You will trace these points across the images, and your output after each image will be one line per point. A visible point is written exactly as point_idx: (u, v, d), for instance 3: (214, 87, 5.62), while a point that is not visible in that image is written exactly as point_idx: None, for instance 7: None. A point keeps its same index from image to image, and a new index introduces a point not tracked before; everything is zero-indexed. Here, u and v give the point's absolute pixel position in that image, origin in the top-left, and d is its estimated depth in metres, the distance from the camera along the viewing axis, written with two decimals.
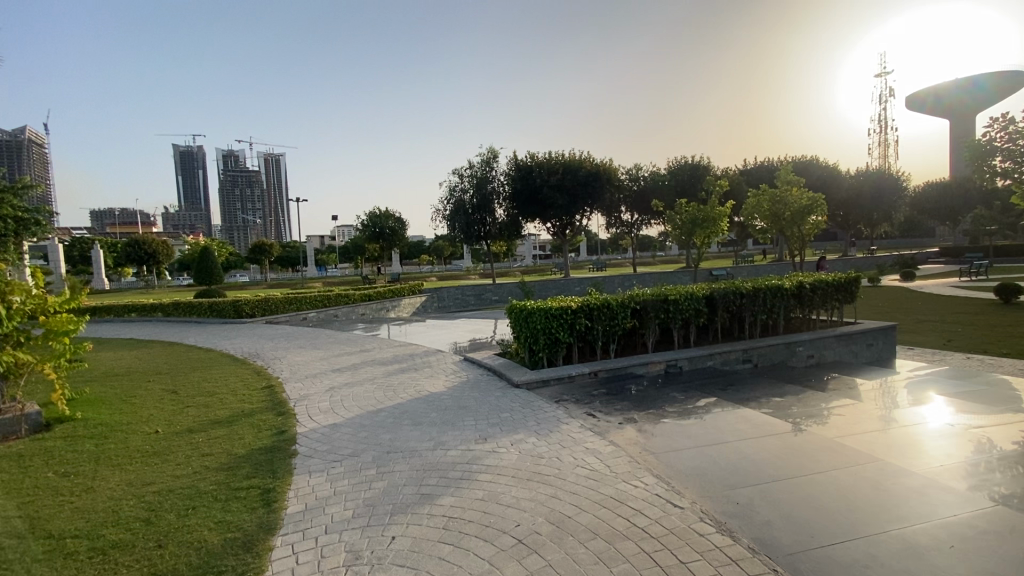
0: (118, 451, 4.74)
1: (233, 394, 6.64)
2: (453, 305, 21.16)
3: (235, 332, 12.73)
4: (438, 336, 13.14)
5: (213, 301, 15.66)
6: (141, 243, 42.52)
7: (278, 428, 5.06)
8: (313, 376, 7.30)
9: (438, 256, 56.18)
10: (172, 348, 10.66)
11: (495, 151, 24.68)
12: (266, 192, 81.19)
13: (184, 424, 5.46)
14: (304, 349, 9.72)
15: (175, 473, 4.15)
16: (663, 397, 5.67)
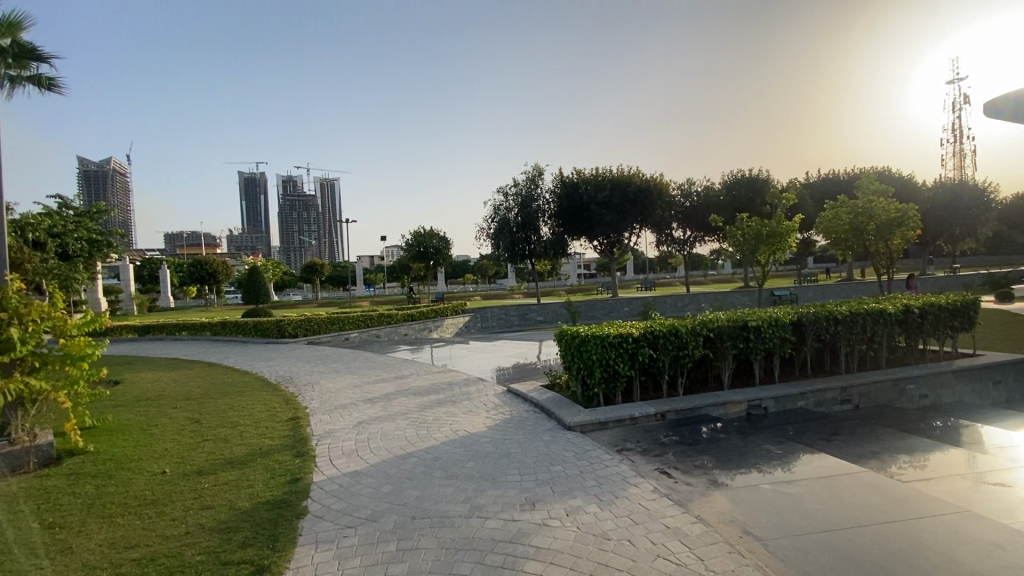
0: (118, 495, 4.05)
1: (256, 427, 6.02)
2: (497, 325, 20.43)
3: (276, 353, 12.42)
4: (480, 359, 12.38)
5: (258, 320, 15.61)
6: (204, 263, 44.64)
7: (293, 475, 4.35)
8: (343, 407, 6.64)
9: (483, 276, 55.95)
10: (210, 369, 10.38)
11: (541, 168, 24.07)
12: (320, 216, 84.55)
13: (196, 465, 4.78)
14: (340, 375, 9.17)
15: (165, 531, 3.43)
16: (752, 450, 4.59)
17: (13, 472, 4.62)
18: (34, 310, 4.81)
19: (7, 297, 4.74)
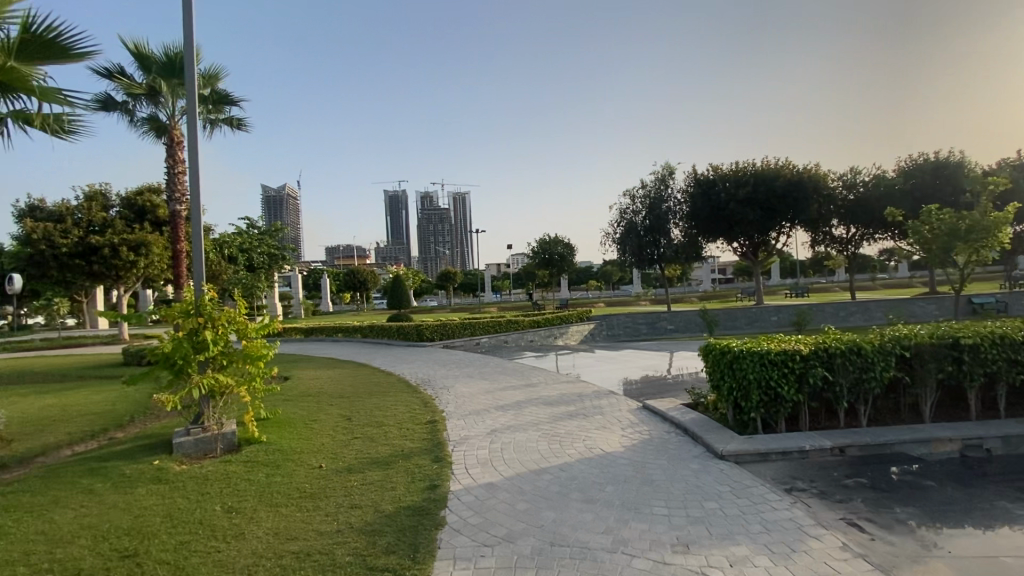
0: (284, 486, 4.40)
1: (397, 428, 6.30)
2: (625, 333, 19.63)
3: (415, 356, 13.24)
4: (610, 369, 11.88)
5: (400, 325, 16.89)
6: (356, 273, 50.14)
7: (431, 481, 4.38)
8: (476, 414, 6.71)
9: (608, 283, 54.75)
10: (360, 369, 11.40)
11: (672, 168, 22.71)
12: (453, 228, 90.28)
13: (347, 461, 5.04)
14: (472, 380, 9.38)
15: (321, 525, 3.59)
16: (978, 505, 3.55)
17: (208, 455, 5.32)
18: (224, 316, 5.57)
19: (204, 306, 5.54)
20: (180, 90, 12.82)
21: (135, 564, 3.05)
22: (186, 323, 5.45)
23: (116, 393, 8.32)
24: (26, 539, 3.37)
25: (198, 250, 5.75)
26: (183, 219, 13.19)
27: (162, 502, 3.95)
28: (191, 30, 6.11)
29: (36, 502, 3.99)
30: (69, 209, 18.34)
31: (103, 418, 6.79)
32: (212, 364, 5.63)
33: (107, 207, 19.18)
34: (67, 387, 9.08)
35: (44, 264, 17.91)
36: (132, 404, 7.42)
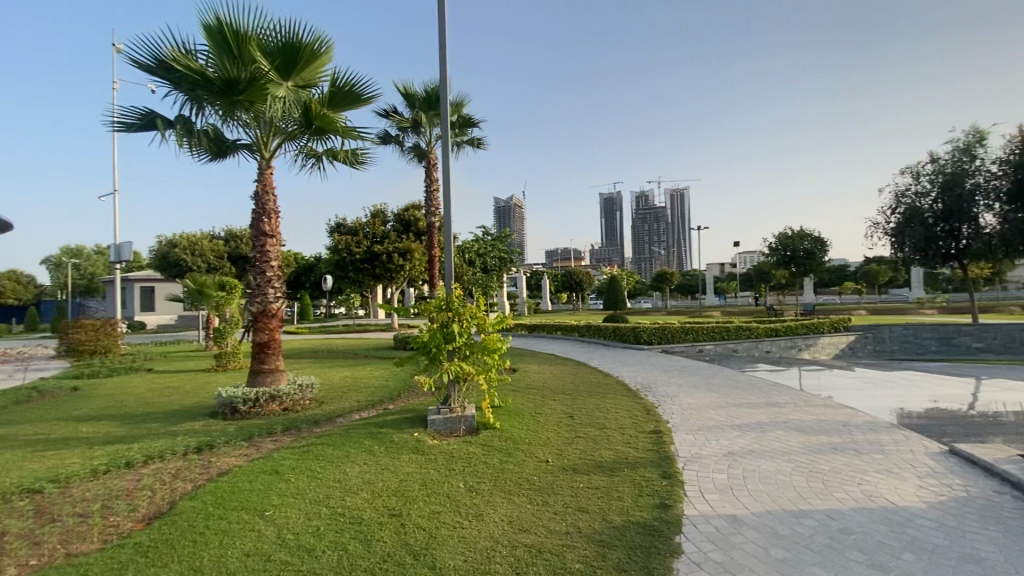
0: (515, 471, 4.57)
1: (621, 431, 6.04)
2: (901, 350, 15.53)
3: (633, 359, 12.84)
4: (883, 394, 9.43)
5: (618, 326, 16.64)
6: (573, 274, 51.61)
7: (661, 500, 4.00)
8: (708, 430, 6.03)
9: (869, 286, 44.59)
10: (580, 367, 11.55)
11: (983, 133, 17.07)
12: (670, 226, 86.03)
13: (572, 458, 5.01)
14: (699, 391, 8.55)
15: (551, 524, 3.57)
16: None
17: (454, 432, 5.89)
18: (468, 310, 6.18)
19: (452, 301, 6.24)
20: (435, 119, 15.29)
21: (399, 524, 3.48)
22: (438, 316, 6.22)
23: (388, 372, 10.18)
24: (328, 485, 4.24)
25: (449, 253, 6.54)
26: (437, 228, 16.23)
27: (418, 472, 4.53)
28: (444, 63, 7.03)
29: (337, 455, 5.03)
30: (360, 225, 23.39)
31: (379, 391, 8.33)
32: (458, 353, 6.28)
33: (384, 222, 23.73)
34: (357, 364, 11.52)
35: (346, 268, 23.36)
36: (398, 382, 8.94)
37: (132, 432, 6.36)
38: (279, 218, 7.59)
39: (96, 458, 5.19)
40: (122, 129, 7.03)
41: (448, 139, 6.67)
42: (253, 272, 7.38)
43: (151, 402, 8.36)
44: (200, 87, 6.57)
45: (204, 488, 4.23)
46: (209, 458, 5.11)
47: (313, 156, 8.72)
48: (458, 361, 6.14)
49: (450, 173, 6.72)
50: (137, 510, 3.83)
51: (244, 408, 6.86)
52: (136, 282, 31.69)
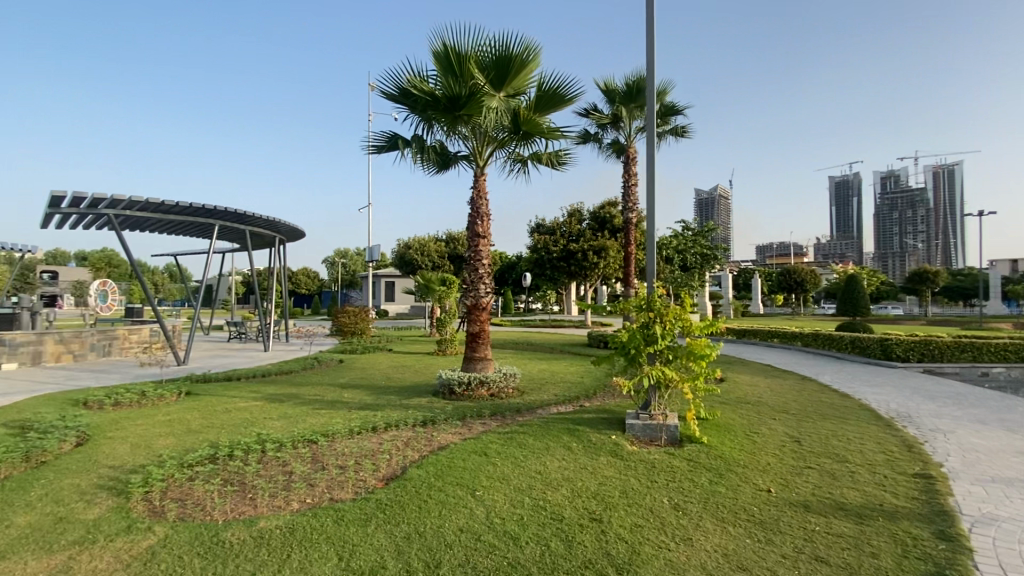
0: (729, 495, 4.03)
1: (871, 467, 4.84)
2: None
3: (881, 378, 10.38)
4: None
5: (856, 335, 13.72)
6: (792, 273, 44.47)
7: (941, 571, 3.02)
8: (1013, 487, 4.42)
9: None
10: (804, 381, 9.84)
11: None
12: (934, 212, 67.82)
13: (802, 490, 4.20)
14: (989, 429, 6.41)
15: (778, 569, 2.99)
16: None
17: (654, 442, 5.49)
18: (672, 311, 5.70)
19: (654, 301, 5.84)
20: (636, 112, 14.91)
21: (600, 531, 3.35)
22: (639, 316, 5.90)
23: (585, 369, 10.22)
24: (530, 475, 4.37)
25: (651, 248, 6.04)
26: (634, 225, 15.80)
27: (618, 478, 4.35)
28: (651, 52, 6.68)
29: (538, 446, 5.19)
30: (558, 224, 24.15)
31: (576, 387, 8.40)
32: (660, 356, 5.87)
33: (581, 220, 24.07)
34: (555, 358, 11.88)
35: (545, 266, 24.46)
36: (595, 380, 8.88)
37: (376, 401, 7.67)
38: (490, 221, 8.23)
39: (352, 420, 6.38)
40: (374, 150, 8.49)
41: (653, 126, 6.21)
42: (468, 269, 8.16)
43: (390, 378, 10.00)
44: (429, 107, 7.50)
45: (427, 459, 4.80)
46: (432, 432, 5.81)
47: (519, 161, 9.24)
48: (660, 365, 5.73)
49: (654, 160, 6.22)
50: (378, 469, 4.54)
51: (459, 390, 7.63)
52: (382, 277, 38.75)
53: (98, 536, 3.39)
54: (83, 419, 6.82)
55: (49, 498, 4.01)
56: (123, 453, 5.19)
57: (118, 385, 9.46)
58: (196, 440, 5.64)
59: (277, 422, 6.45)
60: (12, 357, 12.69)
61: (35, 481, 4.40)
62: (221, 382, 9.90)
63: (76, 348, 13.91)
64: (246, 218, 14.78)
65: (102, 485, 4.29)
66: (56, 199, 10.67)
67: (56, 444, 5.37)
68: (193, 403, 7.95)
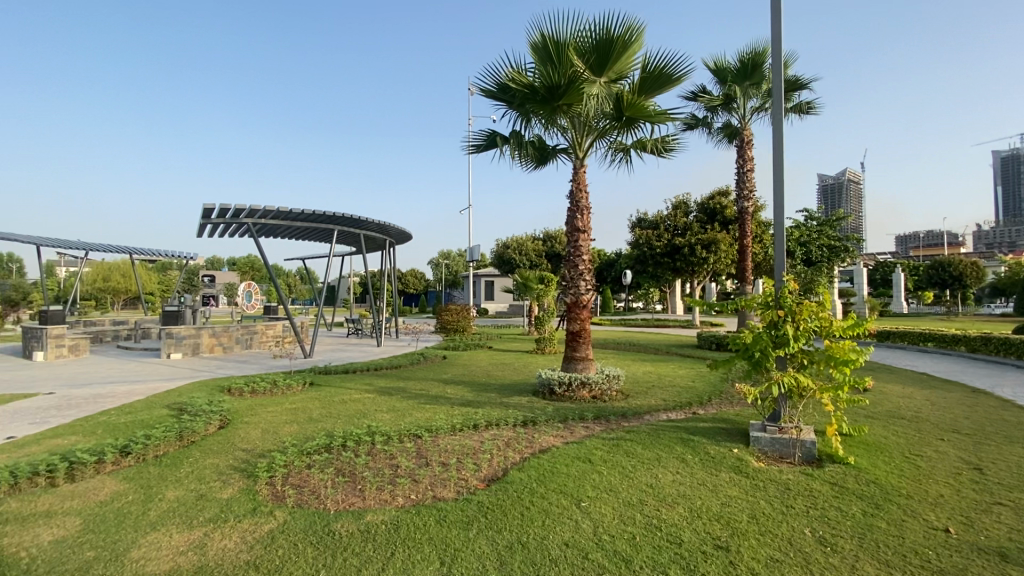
0: (891, 531, 3.33)
1: None
2: None
3: None
4: None
5: None
6: (946, 265, 38.14)
7: None
8: None
9: None
10: (975, 393, 8.15)
11: None
12: None
13: (994, 533, 3.33)
14: None
15: None
16: None
17: (784, 459, 4.79)
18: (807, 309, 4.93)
19: (784, 297, 5.11)
20: (751, 90, 13.61)
21: (727, 563, 2.90)
22: (766, 315, 5.21)
23: (696, 372, 9.43)
24: (641, 488, 4.00)
25: (779, 237, 5.26)
26: (750, 214, 14.44)
27: (744, 500, 3.83)
28: (776, 15, 5.88)
29: (648, 455, 4.80)
30: (662, 218, 22.90)
31: (687, 393, 7.75)
32: (792, 361, 5.13)
33: (686, 213, 22.63)
34: (661, 360, 11.16)
35: (647, 262, 23.36)
36: (708, 385, 8.12)
37: (478, 398, 7.72)
38: (590, 214, 7.88)
39: (455, 416, 6.43)
40: (473, 150, 8.55)
41: (779, 95, 5.40)
42: (567, 265, 7.89)
43: (491, 375, 10.06)
44: (528, 100, 7.36)
45: (529, 461, 4.63)
46: (533, 432, 5.64)
47: (622, 151, 8.76)
48: (792, 372, 5.00)
49: (780, 135, 5.39)
50: (480, 469, 4.44)
51: (560, 391, 7.39)
52: (482, 276, 39.82)
53: (228, 516, 3.66)
54: (227, 404, 7.66)
55: (193, 476, 4.46)
56: (254, 437, 5.68)
57: (256, 375, 10.60)
58: (316, 428, 6.04)
59: (386, 414, 6.71)
60: (178, 347, 14.88)
61: (184, 459, 4.95)
62: (340, 374, 10.67)
63: (225, 340, 15.95)
64: (360, 223, 15.90)
65: (236, 466, 4.71)
66: (207, 210, 12.27)
67: (203, 425, 6.05)
68: (315, 393, 8.62)
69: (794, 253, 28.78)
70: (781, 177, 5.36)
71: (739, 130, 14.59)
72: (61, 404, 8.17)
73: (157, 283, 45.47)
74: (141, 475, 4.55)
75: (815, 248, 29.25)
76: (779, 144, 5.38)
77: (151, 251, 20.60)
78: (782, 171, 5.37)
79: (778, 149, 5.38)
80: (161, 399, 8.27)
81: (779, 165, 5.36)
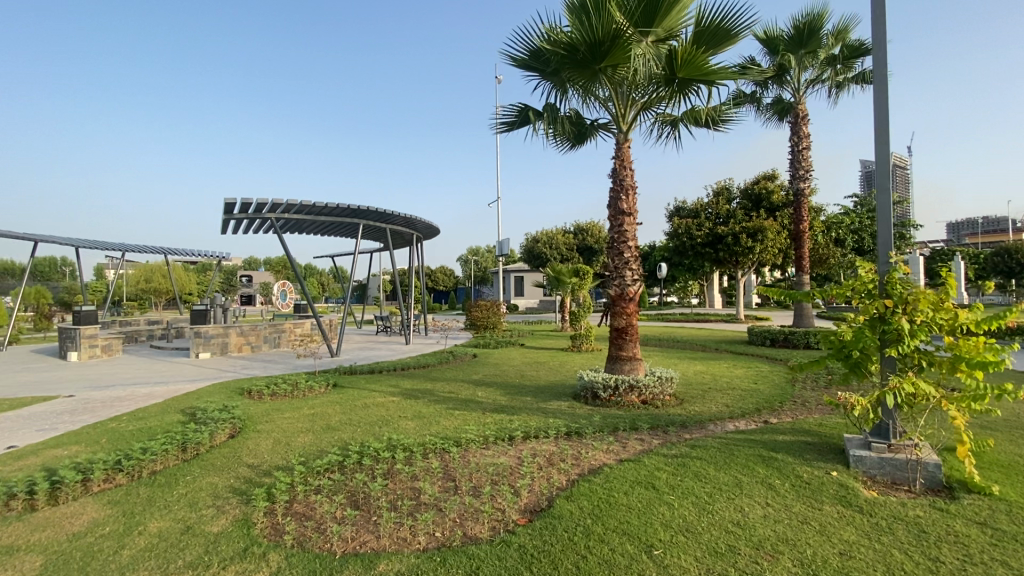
0: None
1: None
2: None
3: None
4: None
5: None
6: (1014, 253, 35.14)
7: None
8: None
9: None
10: None
11: None
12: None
13: None
14: None
15: None
16: None
17: (901, 487, 3.82)
18: (926, 299, 3.92)
19: (893, 285, 4.11)
20: (807, 58, 12.34)
21: None
22: (868, 308, 4.21)
23: (755, 372, 8.43)
24: (727, 529, 3.15)
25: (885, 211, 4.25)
26: (807, 197, 13.13)
27: (871, 550, 2.92)
28: None
29: (725, 481, 3.91)
30: (703, 206, 21.62)
31: (750, 397, 6.78)
32: (904, 365, 4.14)
33: (730, 200, 21.29)
34: (712, 358, 10.15)
35: (686, 253, 22.08)
36: (774, 389, 7.12)
37: (512, 402, 6.94)
38: (635, 195, 6.96)
39: (487, 425, 5.66)
40: (504, 128, 7.74)
41: (880, 37, 4.39)
42: (611, 254, 6.98)
43: (525, 376, 9.27)
44: (565, 62, 6.47)
45: (579, 488, 3.80)
46: (579, 447, 4.81)
47: (670, 124, 7.80)
48: (907, 377, 3.99)
49: (884, 85, 4.37)
50: (520, 498, 3.64)
51: (605, 395, 6.53)
52: (512, 272, 39.06)
53: (213, 559, 2.98)
54: (242, 408, 7.11)
55: (184, 502, 3.81)
56: (263, 450, 5.05)
57: (278, 376, 10.10)
58: (332, 439, 5.35)
59: (411, 422, 6.00)
60: (206, 347, 14.67)
61: (180, 477, 4.32)
62: (365, 374, 10.06)
63: (254, 340, 15.69)
64: (387, 217, 15.34)
65: (235, 488, 4.04)
66: (229, 204, 11.89)
67: (210, 435, 5.45)
68: (337, 396, 8.01)
69: (844, 242, 26.92)
70: (889, 141, 4.32)
71: (793, 104, 13.30)
72: (77, 408, 7.79)
73: (195, 283, 46.55)
74: (128, 500, 3.92)
75: (868, 235, 27.30)
76: (882, 98, 4.37)
77: (183, 250, 20.68)
78: (889, 133, 4.33)
79: (881, 108, 4.37)
80: (178, 402, 7.81)
81: (885, 127, 4.32)
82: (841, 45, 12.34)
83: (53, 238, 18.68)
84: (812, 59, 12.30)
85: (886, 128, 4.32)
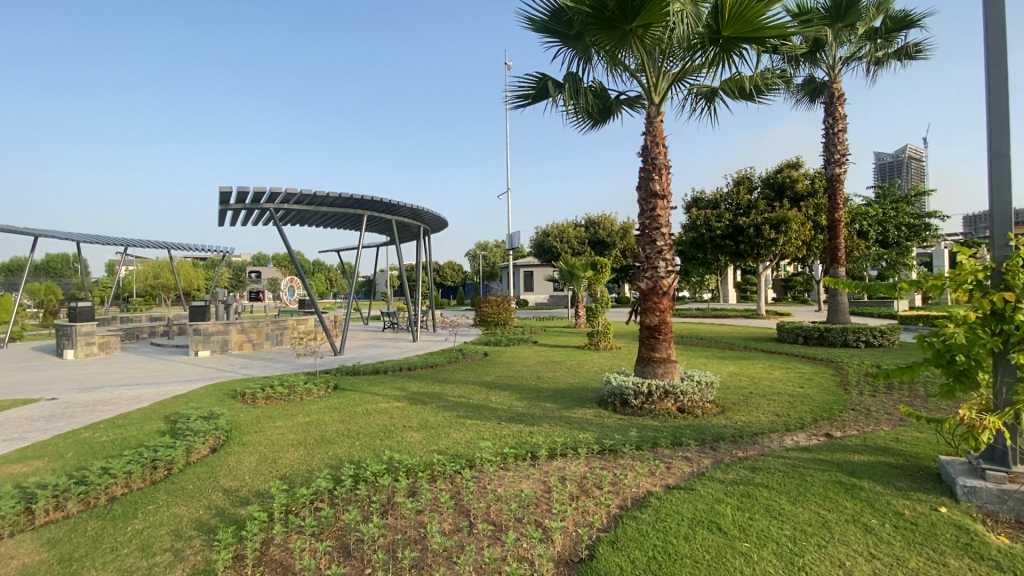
0: None
1: None
2: None
3: None
4: None
5: None
6: None
7: None
8: None
9: None
10: None
11: None
12: None
13: None
14: None
15: None
16: None
17: None
18: None
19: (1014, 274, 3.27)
20: (844, 32, 11.38)
21: None
22: (980, 304, 3.37)
23: (796, 375, 7.59)
24: None
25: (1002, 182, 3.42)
26: (842, 182, 12.18)
27: None
28: None
29: (808, 522, 3.13)
30: (722, 197, 20.66)
31: (801, 405, 5.97)
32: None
33: (751, 190, 20.32)
34: (744, 358, 9.32)
35: (704, 246, 21.14)
36: (826, 396, 6.30)
37: (530, 409, 6.17)
38: (670, 175, 6.15)
39: (505, 438, 4.89)
40: (520, 102, 6.94)
41: None
42: (641, 242, 6.16)
43: (542, 377, 8.48)
44: (590, 22, 5.62)
45: (625, 529, 3.05)
46: (616, 469, 4.04)
47: (706, 96, 6.96)
48: None
49: (999, 25, 3.53)
50: (551, 544, 2.90)
51: (636, 403, 5.75)
52: (522, 267, 38.25)
53: None
54: (232, 415, 6.40)
55: (135, 544, 3.08)
56: (245, 470, 4.31)
57: (276, 376, 9.41)
58: (325, 456, 4.62)
59: (416, 434, 5.25)
60: (206, 344, 14.06)
61: (141, 508, 3.59)
62: (368, 375, 9.34)
63: (255, 337, 15.07)
64: (392, 208, 14.60)
65: (203, 524, 3.31)
66: (225, 193, 11.21)
67: (188, 449, 4.74)
68: (337, 400, 7.30)
69: (868, 234, 25.87)
70: (1005, 96, 3.49)
71: (827, 84, 12.34)
72: (56, 413, 7.13)
73: (203, 279, 46.23)
74: (71, 539, 3.20)
75: (892, 227, 26.22)
76: (996, 43, 3.53)
77: (186, 245, 20.10)
78: (1005, 87, 3.50)
79: (996, 55, 3.53)
80: (164, 407, 7.12)
81: (1002, 78, 3.50)
82: (882, 17, 11.43)
83: (52, 231, 18.15)
84: (850, 33, 11.38)
85: (1003, 81, 3.49)
